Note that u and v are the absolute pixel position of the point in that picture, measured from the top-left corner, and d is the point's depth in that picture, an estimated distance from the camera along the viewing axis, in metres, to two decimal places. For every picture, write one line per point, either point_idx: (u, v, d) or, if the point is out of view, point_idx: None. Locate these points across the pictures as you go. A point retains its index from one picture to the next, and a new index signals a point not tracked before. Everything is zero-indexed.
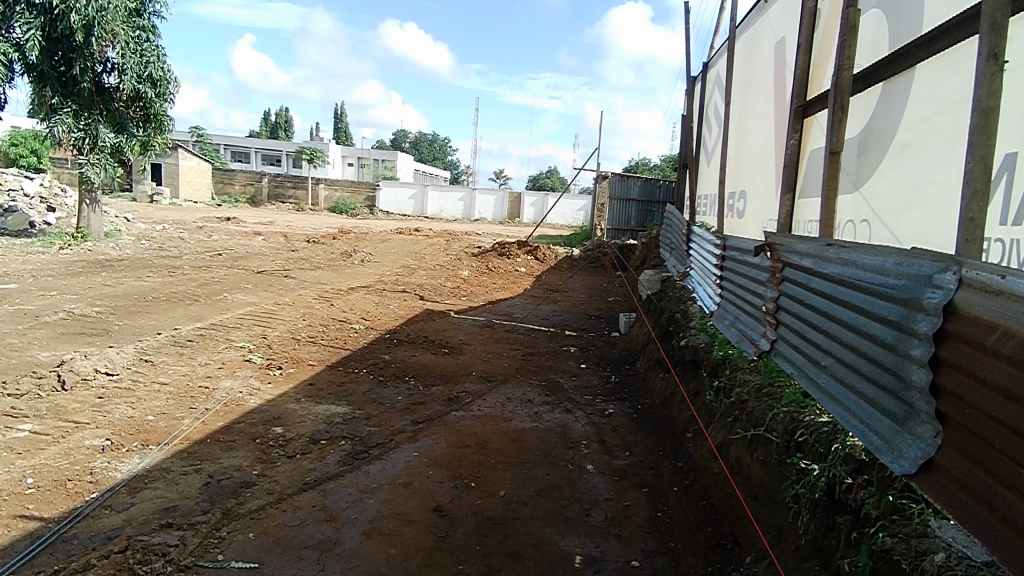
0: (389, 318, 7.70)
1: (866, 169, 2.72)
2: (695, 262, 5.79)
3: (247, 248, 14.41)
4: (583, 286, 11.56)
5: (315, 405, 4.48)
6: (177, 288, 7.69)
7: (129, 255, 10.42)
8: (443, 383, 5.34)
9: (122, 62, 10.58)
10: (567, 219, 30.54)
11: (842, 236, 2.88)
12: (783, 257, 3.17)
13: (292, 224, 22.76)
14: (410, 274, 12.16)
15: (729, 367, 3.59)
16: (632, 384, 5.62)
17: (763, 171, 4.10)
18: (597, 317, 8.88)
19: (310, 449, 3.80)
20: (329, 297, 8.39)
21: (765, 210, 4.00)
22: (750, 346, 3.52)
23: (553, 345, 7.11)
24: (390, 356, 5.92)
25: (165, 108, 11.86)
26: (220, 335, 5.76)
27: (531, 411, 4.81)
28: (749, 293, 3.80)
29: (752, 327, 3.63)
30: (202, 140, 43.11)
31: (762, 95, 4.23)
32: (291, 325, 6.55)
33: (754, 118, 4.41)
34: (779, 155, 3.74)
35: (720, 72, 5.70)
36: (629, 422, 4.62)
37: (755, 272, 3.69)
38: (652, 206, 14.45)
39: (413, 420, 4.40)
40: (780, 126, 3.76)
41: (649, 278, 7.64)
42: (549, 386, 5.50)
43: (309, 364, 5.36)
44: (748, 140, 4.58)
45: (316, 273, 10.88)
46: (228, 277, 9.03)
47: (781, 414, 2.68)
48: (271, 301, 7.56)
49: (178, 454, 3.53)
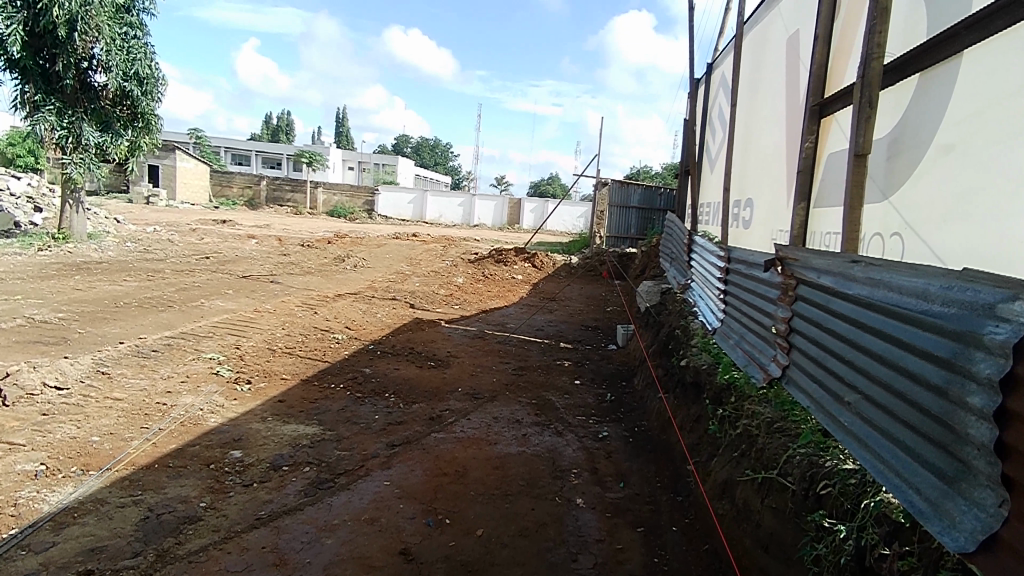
0: (375, 327, 7.34)
1: (896, 174, 2.38)
2: (697, 274, 5.44)
3: (238, 252, 14.07)
4: (581, 296, 11.21)
5: (282, 424, 4.12)
6: (153, 293, 7.35)
7: (111, 257, 10.07)
8: (426, 400, 4.98)
9: (108, 59, 10.29)
10: (567, 226, 30.22)
11: (867, 251, 2.54)
12: (797, 273, 2.82)
13: (289, 228, 22.43)
14: (403, 280, 11.81)
15: (734, 395, 3.22)
16: (629, 403, 5.24)
17: (772, 177, 3.75)
18: (595, 329, 8.52)
19: (269, 477, 3.44)
20: (314, 304, 8.04)
21: (774, 220, 3.64)
22: (759, 371, 3.16)
23: (546, 358, 6.76)
24: (371, 370, 5.56)
25: (153, 107, 11.58)
26: (189, 345, 5.41)
27: (518, 433, 4.44)
28: (756, 311, 3.45)
29: (761, 350, 3.26)
30: (201, 143, 42.87)
31: (772, 95, 3.88)
32: (268, 334, 6.20)
33: (762, 119, 4.06)
34: (792, 159, 3.39)
35: (725, 73, 5.36)
36: (625, 448, 4.24)
37: (764, 288, 3.33)
38: (653, 213, 14.14)
39: (389, 443, 4.03)
40: (793, 127, 3.42)
41: (649, 289, 7.28)
42: (539, 405, 5.13)
43: (281, 378, 5.01)
44: (755, 144, 4.23)
45: (305, 279, 10.53)
46: (209, 282, 8.69)
47: (797, 456, 2.33)
48: (250, 308, 7.21)
49: (119, 482, 3.18)
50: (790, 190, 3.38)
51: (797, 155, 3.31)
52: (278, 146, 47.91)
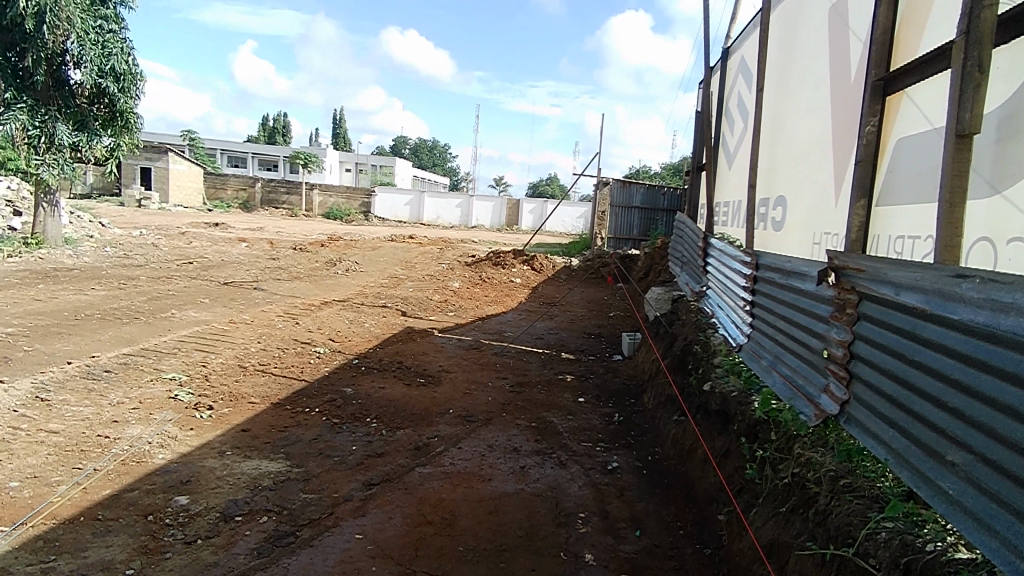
0: (361, 339, 6.77)
1: (1016, 162, 1.93)
2: (714, 281, 4.88)
3: (225, 255, 13.50)
4: (582, 301, 10.64)
5: (240, 461, 3.55)
6: (120, 303, 6.77)
7: (85, 264, 9.51)
8: (413, 425, 4.42)
9: (80, 53, 9.70)
10: (567, 227, 29.72)
11: (975, 259, 2.09)
12: (863, 288, 2.25)
13: (283, 231, 21.87)
14: (396, 286, 11.23)
15: (776, 433, 2.67)
16: (640, 426, 4.67)
17: (813, 171, 3.20)
18: (599, 337, 7.94)
19: (217, 531, 2.88)
20: (297, 314, 7.46)
21: (819, 221, 3.09)
22: (805, 404, 2.60)
23: (546, 372, 6.19)
24: (353, 390, 4.99)
25: (132, 105, 11.01)
26: (148, 364, 4.84)
27: (516, 466, 3.88)
28: (798, 330, 2.89)
29: (807, 378, 2.69)
30: (195, 145, 42.29)
31: (811, 74, 3.32)
32: (241, 349, 5.63)
33: (797, 105, 3.52)
34: (844, 149, 2.84)
35: (745, 56, 4.79)
36: (639, 483, 3.67)
37: (810, 302, 2.77)
38: (657, 214, 13.59)
39: (365, 481, 3.46)
40: (844, 110, 2.87)
41: (657, 295, 6.70)
42: (540, 429, 4.57)
43: (249, 402, 4.45)
44: (787, 134, 3.67)
45: (291, 285, 9.96)
46: (186, 289, 8.12)
47: (883, 532, 1.76)
48: (225, 319, 6.64)
49: (30, 544, 2.64)
50: (844, 186, 2.82)
51: (852, 144, 2.77)
52: (274, 148, 47.34)
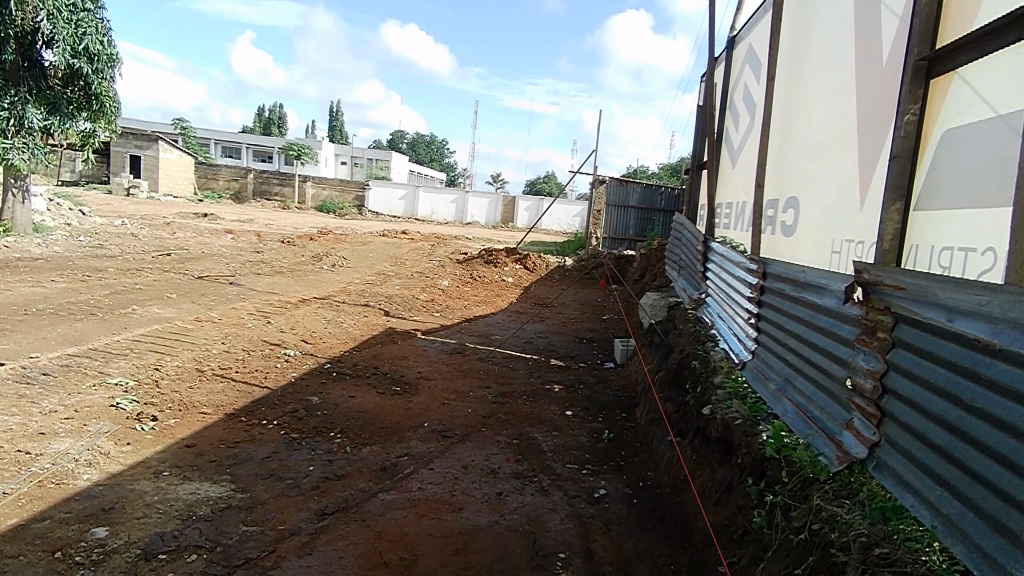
0: (337, 341, 6.33)
1: None
2: (714, 289, 4.50)
3: (207, 247, 13.04)
4: (575, 303, 10.23)
5: (176, 484, 3.14)
6: (78, 297, 6.32)
7: (53, 254, 9.04)
8: (381, 441, 4.01)
9: (52, 32, 9.19)
10: (562, 225, 29.32)
11: None
12: (901, 309, 1.87)
13: (272, 223, 21.38)
14: (383, 283, 10.82)
15: (788, 473, 2.29)
16: (632, 446, 4.27)
17: (834, 169, 2.80)
18: (591, 343, 7.54)
19: (135, 572, 2.47)
20: (270, 312, 7.04)
21: (841, 227, 2.68)
22: (824, 440, 2.24)
23: (532, 381, 5.77)
24: (319, 399, 4.56)
25: (107, 89, 10.51)
26: (93, 367, 4.42)
27: (491, 492, 3.47)
28: (813, 351, 2.53)
29: (826, 409, 2.33)
30: (187, 134, 41.61)
31: (833, 59, 2.91)
32: (202, 350, 5.21)
33: (815, 95, 3.11)
34: (874, 145, 2.45)
35: (754, 43, 4.36)
36: (629, 516, 3.27)
37: (829, 321, 2.40)
38: (654, 214, 13.20)
39: (318, 511, 3.06)
40: (877, 97, 2.46)
41: (652, 301, 6.29)
42: (522, 447, 4.17)
43: (200, 412, 4.04)
44: (802, 128, 3.27)
45: (271, 280, 9.53)
46: (155, 283, 7.68)
47: None
48: (190, 317, 6.20)
49: None
50: (875, 185, 2.41)
51: (887, 137, 2.37)
52: (269, 139, 46.71)
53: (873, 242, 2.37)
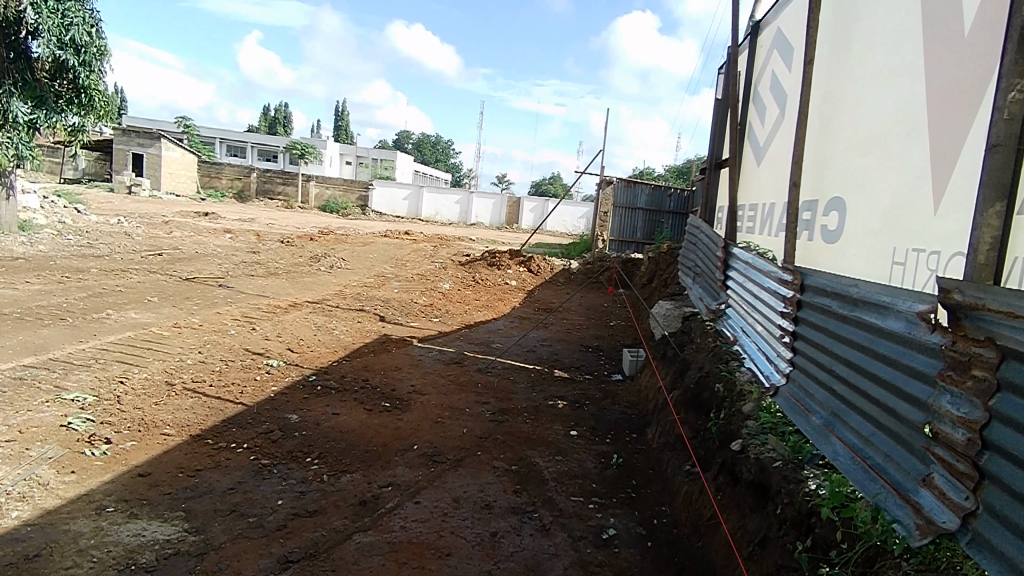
0: (325, 349, 5.91)
1: None
2: (737, 300, 4.05)
3: (202, 247, 12.66)
4: (581, 308, 9.79)
5: (119, 524, 2.72)
6: (51, 301, 5.93)
7: (36, 253, 8.66)
8: (363, 468, 3.57)
9: (36, 22, 8.84)
10: (567, 227, 28.90)
11: None
12: (1012, 341, 1.43)
13: (273, 222, 21.01)
14: (381, 285, 10.39)
15: (845, 537, 1.85)
16: (645, 474, 3.82)
17: (895, 164, 2.38)
18: (597, 352, 7.08)
19: None
20: (256, 317, 6.62)
21: (915, 232, 2.21)
22: (893, 499, 1.80)
23: (535, 395, 5.33)
24: (299, 417, 4.13)
25: (96, 82, 10.16)
26: (49, 381, 4.03)
27: (485, 533, 3.03)
28: (874, 385, 2.08)
29: (895, 458, 1.88)
30: (191, 132, 41.32)
31: (891, 37, 2.48)
32: (176, 360, 4.81)
33: (868, 77, 2.65)
34: (956, 135, 2.03)
35: (783, 26, 3.92)
36: (643, 565, 2.83)
37: (896, 349, 1.96)
38: (662, 217, 12.76)
39: (282, 558, 2.62)
40: (963, 73, 2.00)
41: (665, 310, 5.83)
42: (521, 475, 3.73)
43: (162, 432, 3.62)
44: (847, 116, 2.83)
45: (263, 282, 9.12)
46: (137, 285, 7.28)
47: None
48: (169, 323, 5.79)
49: None
50: (965, 182, 1.96)
51: (984, 121, 1.90)
52: (273, 138, 46.47)
53: (962, 253, 1.92)
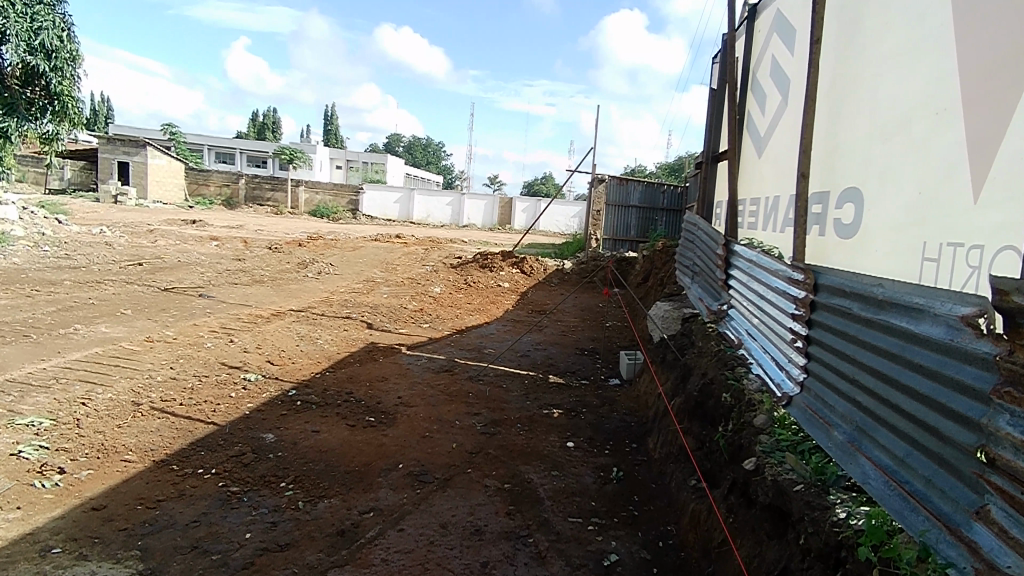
0: (308, 360, 5.62)
1: None
2: (741, 301, 3.80)
3: (186, 256, 12.31)
4: (576, 310, 9.53)
5: (63, 569, 2.43)
6: (14, 317, 5.60)
7: (9, 267, 8.31)
8: (343, 492, 3.30)
9: (3, 26, 8.53)
10: (560, 226, 28.66)
11: None
12: None
13: (262, 228, 20.66)
14: (369, 291, 10.09)
15: None
16: (647, 488, 3.56)
17: (924, 150, 2.14)
18: (593, 355, 6.82)
19: None
20: (235, 328, 6.31)
21: (955, 224, 1.97)
22: (941, 534, 1.55)
23: (529, 404, 5.05)
24: (275, 436, 3.85)
25: (69, 88, 9.84)
26: (3, 405, 3.72)
27: (475, 563, 2.76)
28: (908, 399, 1.83)
29: (940, 485, 1.62)
30: (178, 139, 40.77)
31: (913, 9, 2.24)
32: (144, 377, 4.51)
33: (887, 54, 2.41)
34: (1000, 114, 1.79)
35: (783, 7, 3.69)
36: None
37: (935, 358, 1.71)
38: (656, 213, 12.52)
39: None
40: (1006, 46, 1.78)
41: (663, 311, 5.57)
42: (514, 494, 3.46)
43: (122, 458, 3.33)
44: (861, 100, 2.60)
45: (246, 290, 8.80)
46: (111, 297, 6.95)
47: None
48: (141, 337, 5.48)
49: None
50: (1014, 166, 1.73)
51: None
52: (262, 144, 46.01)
53: (1012, 247, 1.69)
